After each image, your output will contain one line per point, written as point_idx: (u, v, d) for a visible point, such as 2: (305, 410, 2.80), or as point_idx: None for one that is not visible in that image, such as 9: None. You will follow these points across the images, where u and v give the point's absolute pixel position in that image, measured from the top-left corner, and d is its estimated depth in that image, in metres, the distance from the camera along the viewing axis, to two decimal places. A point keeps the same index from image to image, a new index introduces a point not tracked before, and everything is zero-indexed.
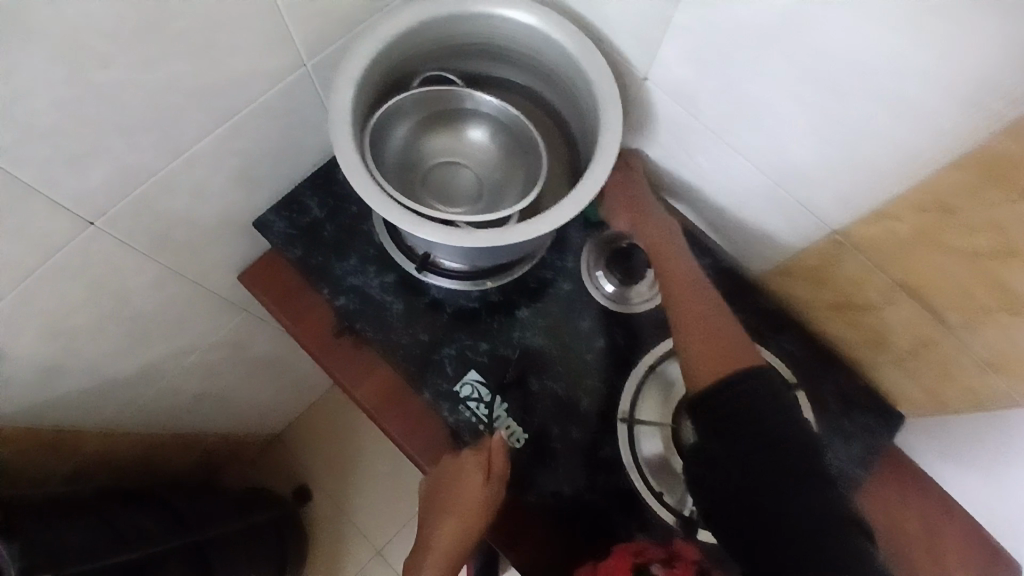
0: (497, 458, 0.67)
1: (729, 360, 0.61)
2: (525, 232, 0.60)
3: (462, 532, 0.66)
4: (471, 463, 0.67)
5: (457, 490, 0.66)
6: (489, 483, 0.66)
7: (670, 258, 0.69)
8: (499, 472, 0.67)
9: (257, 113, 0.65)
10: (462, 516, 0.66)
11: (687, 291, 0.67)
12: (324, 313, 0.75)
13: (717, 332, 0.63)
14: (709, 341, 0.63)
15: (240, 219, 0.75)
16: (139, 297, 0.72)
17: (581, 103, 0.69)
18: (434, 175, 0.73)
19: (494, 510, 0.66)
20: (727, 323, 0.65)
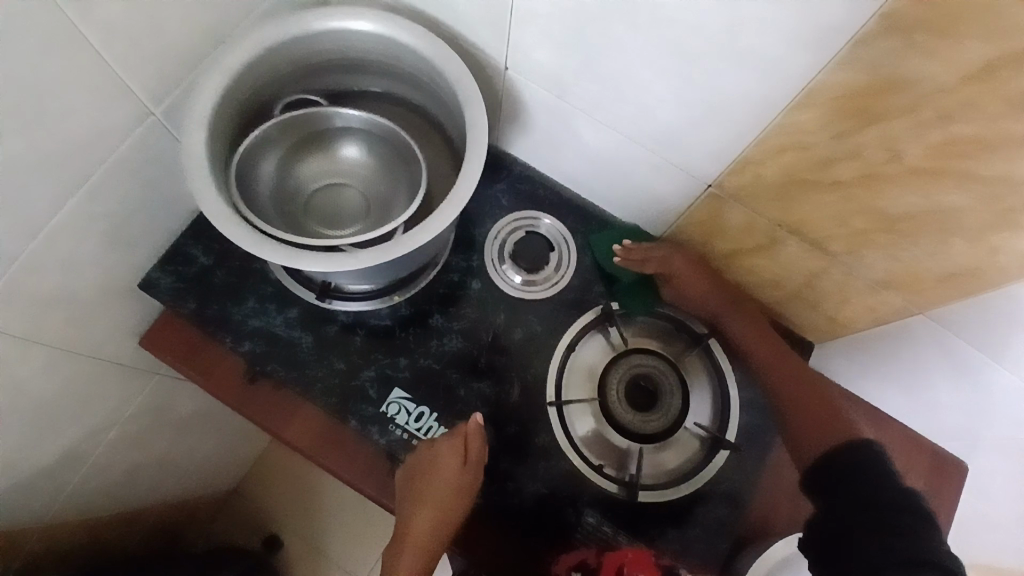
0: (475, 443, 0.67)
1: (829, 424, 0.67)
2: (412, 243, 0.59)
3: (441, 518, 0.65)
4: (448, 449, 0.67)
5: (435, 477, 0.66)
6: (468, 464, 0.66)
7: (758, 343, 0.73)
8: (479, 454, 0.67)
9: (112, 173, 0.62)
10: (439, 502, 0.65)
11: (779, 353, 0.73)
12: (233, 366, 0.73)
13: (810, 406, 0.70)
14: (811, 413, 0.69)
15: (124, 284, 0.72)
16: (35, 387, 0.68)
17: (448, 102, 0.68)
18: (317, 201, 0.71)
19: (473, 492, 0.67)
20: (827, 391, 0.71)
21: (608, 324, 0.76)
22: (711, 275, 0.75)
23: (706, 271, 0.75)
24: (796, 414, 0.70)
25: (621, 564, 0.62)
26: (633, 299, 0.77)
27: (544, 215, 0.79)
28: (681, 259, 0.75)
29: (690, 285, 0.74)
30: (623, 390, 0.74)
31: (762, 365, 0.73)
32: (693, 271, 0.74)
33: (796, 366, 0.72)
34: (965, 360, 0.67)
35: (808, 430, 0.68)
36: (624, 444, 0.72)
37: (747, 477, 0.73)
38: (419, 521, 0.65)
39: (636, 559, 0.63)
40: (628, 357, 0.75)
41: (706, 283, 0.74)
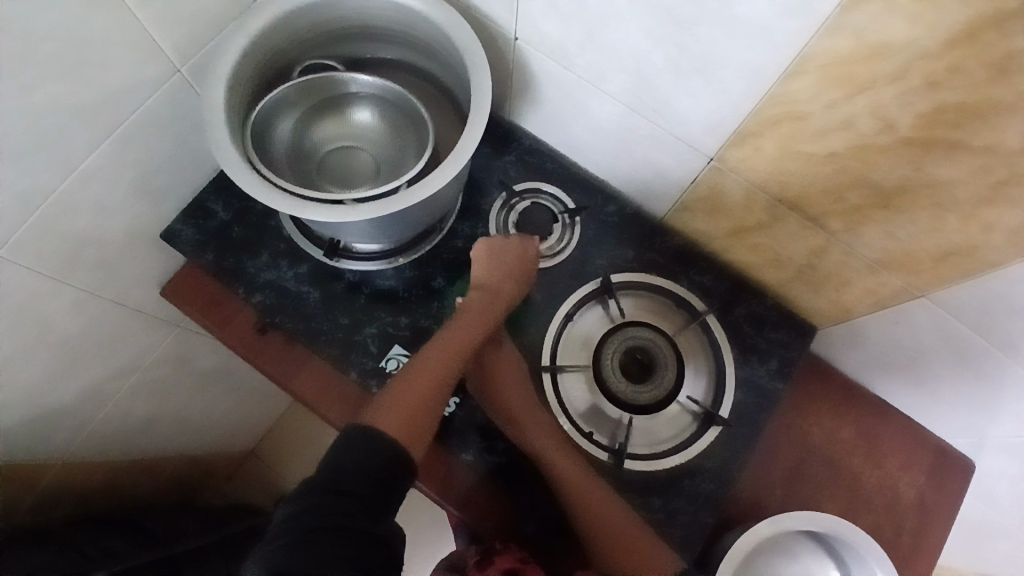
0: (525, 259, 0.73)
1: (632, 548, 0.65)
2: (413, 198, 0.62)
3: (477, 331, 0.68)
4: (499, 253, 0.72)
5: (484, 277, 0.71)
6: (512, 279, 0.71)
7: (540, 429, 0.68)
8: (522, 270, 0.72)
9: (139, 125, 0.66)
10: (480, 314, 0.69)
11: (588, 492, 0.66)
12: (246, 318, 0.77)
13: (619, 531, 0.65)
14: (625, 544, 0.65)
15: (149, 234, 0.76)
16: (62, 324, 0.73)
17: (458, 71, 0.71)
18: (330, 162, 0.74)
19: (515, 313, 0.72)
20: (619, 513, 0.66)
21: (606, 297, 0.75)
22: (510, 279, 0.71)
23: (507, 275, 0.71)
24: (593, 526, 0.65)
25: None
26: (630, 274, 0.77)
27: (547, 184, 0.81)
28: (489, 267, 0.71)
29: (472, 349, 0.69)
30: (617, 360, 0.74)
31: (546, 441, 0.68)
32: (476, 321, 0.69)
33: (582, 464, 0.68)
34: (963, 349, 0.66)
35: (625, 551, 0.65)
36: (615, 414, 0.72)
37: (738, 454, 0.72)
38: (456, 334, 0.68)
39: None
40: (625, 328, 0.74)
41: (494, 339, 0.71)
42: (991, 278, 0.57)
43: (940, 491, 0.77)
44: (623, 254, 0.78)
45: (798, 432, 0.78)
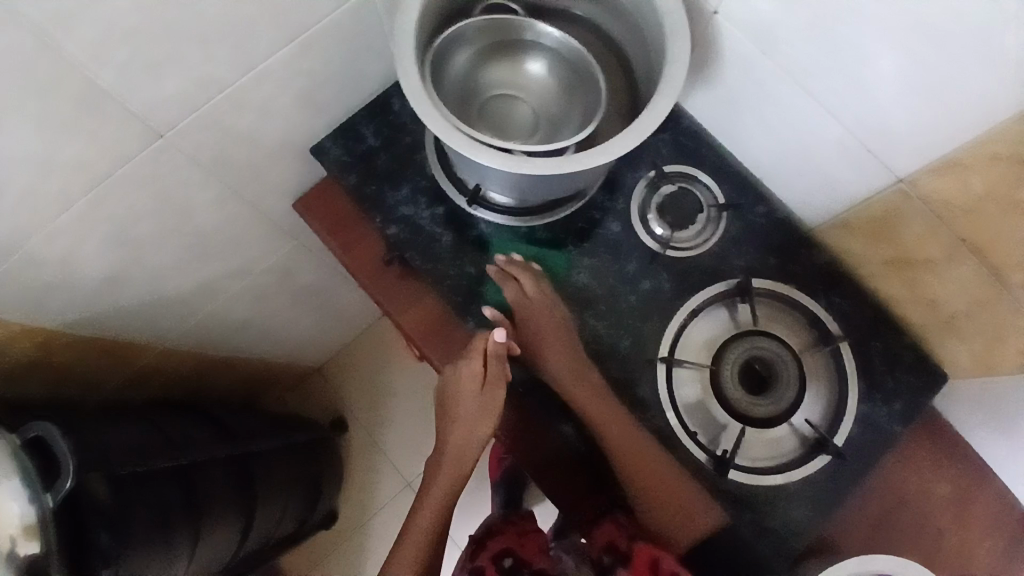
0: (494, 362, 0.70)
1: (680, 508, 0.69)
2: (584, 162, 0.59)
3: (471, 438, 0.72)
4: (469, 369, 0.70)
5: (459, 401, 0.71)
6: (486, 389, 0.70)
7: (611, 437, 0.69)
8: (495, 377, 0.70)
9: (322, 35, 0.65)
10: (475, 418, 0.71)
11: (644, 472, 0.68)
12: (371, 244, 0.78)
13: (664, 491, 0.69)
14: (671, 501, 0.69)
15: (298, 144, 0.76)
16: (203, 215, 0.75)
17: (650, 42, 0.67)
18: (491, 108, 0.72)
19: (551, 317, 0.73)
20: (663, 469, 0.68)
21: (736, 300, 0.73)
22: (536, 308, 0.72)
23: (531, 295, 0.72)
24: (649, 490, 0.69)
25: (654, 557, 0.65)
26: (769, 282, 0.74)
27: (702, 174, 0.77)
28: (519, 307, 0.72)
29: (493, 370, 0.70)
30: (736, 369, 0.71)
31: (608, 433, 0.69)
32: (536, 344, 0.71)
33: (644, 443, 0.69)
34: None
35: (670, 511, 0.69)
36: (723, 420, 0.71)
37: (837, 488, 0.71)
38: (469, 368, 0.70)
39: (671, 561, 0.65)
40: (751, 337, 0.72)
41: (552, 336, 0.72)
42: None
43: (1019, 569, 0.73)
44: (762, 261, 0.75)
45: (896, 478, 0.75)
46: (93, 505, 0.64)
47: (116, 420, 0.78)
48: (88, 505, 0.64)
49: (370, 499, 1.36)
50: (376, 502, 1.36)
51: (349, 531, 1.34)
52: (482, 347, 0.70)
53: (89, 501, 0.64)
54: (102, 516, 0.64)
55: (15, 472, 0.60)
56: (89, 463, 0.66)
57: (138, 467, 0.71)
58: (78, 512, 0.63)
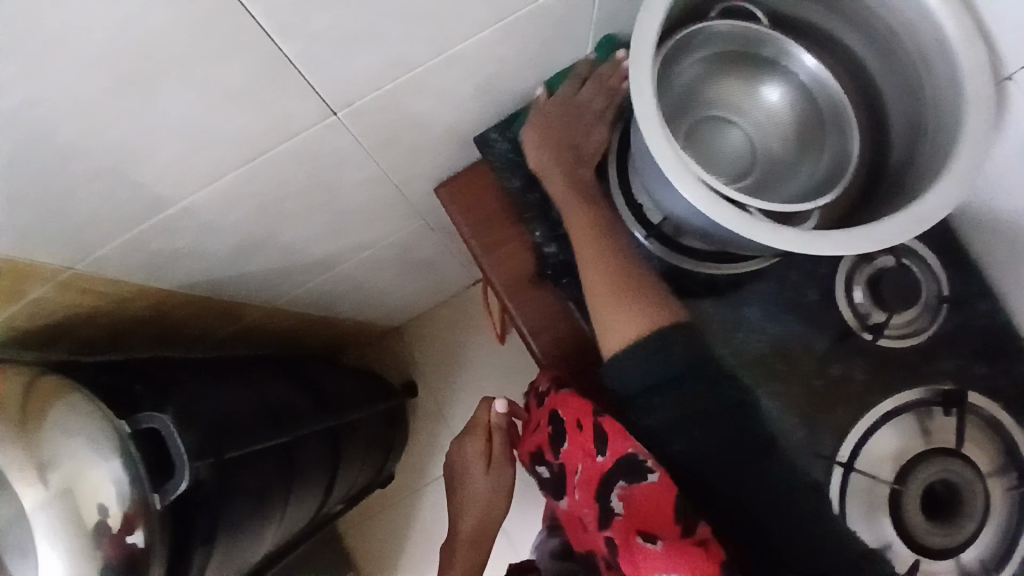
0: (499, 435, 0.74)
1: (602, 294, 0.58)
2: (836, 245, 0.47)
3: (487, 515, 0.74)
4: (475, 446, 0.73)
5: (469, 483, 0.74)
6: (493, 470, 0.73)
7: (594, 256, 0.60)
8: (501, 454, 0.74)
9: (531, 19, 0.54)
10: (485, 505, 0.73)
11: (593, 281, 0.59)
12: (524, 248, 0.68)
13: (607, 295, 0.58)
14: (605, 300, 0.58)
15: (465, 130, 0.67)
16: (347, 193, 0.67)
17: (925, 99, 0.53)
18: (705, 131, 0.61)
19: (581, 109, 0.63)
20: (600, 265, 0.59)
21: (935, 412, 0.63)
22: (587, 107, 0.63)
23: (588, 99, 0.63)
24: (617, 302, 0.57)
25: (576, 466, 0.59)
26: (980, 399, 0.63)
27: (925, 250, 0.66)
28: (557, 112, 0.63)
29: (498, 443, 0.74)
30: (920, 487, 0.63)
31: (595, 269, 0.60)
32: (564, 131, 0.63)
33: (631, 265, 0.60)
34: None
35: (604, 320, 0.58)
36: (889, 540, 0.63)
37: None
38: (471, 451, 0.73)
39: (586, 468, 0.58)
40: (943, 457, 0.63)
41: (564, 125, 0.63)
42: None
43: None
44: (972, 368, 0.64)
45: None
46: (195, 492, 0.57)
47: (228, 381, 0.72)
48: (204, 484, 0.58)
49: (427, 472, 1.31)
50: (432, 475, 1.32)
51: (401, 498, 1.32)
52: (486, 419, 0.74)
53: (192, 489, 0.57)
54: (202, 501, 0.58)
55: (113, 453, 0.53)
56: (198, 445, 0.58)
57: (243, 448, 0.64)
58: (182, 500, 0.57)
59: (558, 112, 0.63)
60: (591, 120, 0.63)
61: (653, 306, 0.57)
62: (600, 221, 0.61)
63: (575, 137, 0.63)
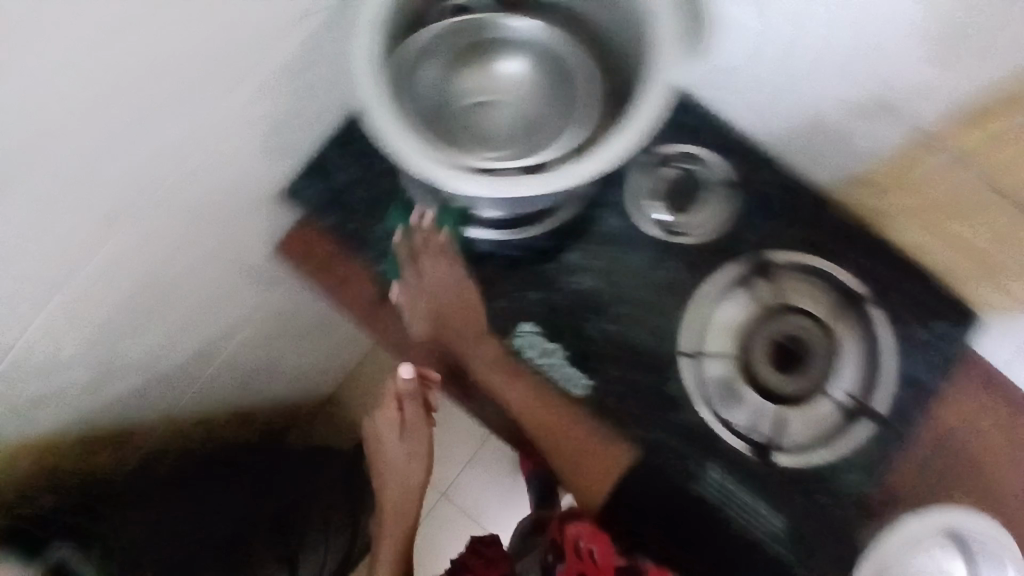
0: (408, 404, 0.77)
1: (551, 427, 0.68)
2: (573, 174, 0.55)
3: (404, 483, 0.82)
4: (389, 413, 0.79)
5: (386, 452, 0.81)
6: (405, 435, 0.80)
7: (516, 390, 0.69)
8: (414, 422, 0.79)
9: (273, 79, 0.59)
10: (403, 478, 0.82)
11: (546, 421, 0.68)
12: (362, 281, 0.72)
13: (569, 454, 0.68)
14: (546, 428, 0.68)
15: (271, 193, 0.71)
16: (182, 285, 0.70)
17: (624, 24, 0.61)
18: (463, 120, 0.64)
19: (450, 284, 0.71)
20: (567, 425, 0.68)
21: (753, 277, 0.69)
22: (443, 270, 0.71)
23: (443, 283, 0.71)
24: (550, 429, 0.68)
25: (578, 535, 0.71)
26: (789, 253, 0.69)
27: (710, 154, 0.71)
28: (423, 272, 0.71)
29: (397, 450, 0.80)
30: (764, 346, 0.70)
31: (514, 397, 0.69)
32: (434, 270, 0.71)
33: (558, 402, 0.69)
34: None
35: (574, 468, 0.68)
36: (756, 403, 0.69)
37: (886, 458, 0.68)
38: (382, 443, 0.81)
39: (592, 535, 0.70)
40: (775, 313, 0.70)
41: (435, 290, 0.70)
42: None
43: None
44: (784, 232, 0.70)
45: None
46: None
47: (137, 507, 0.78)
48: None
49: None
50: None
51: None
52: (395, 387, 0.76)
53: None
54: None
55: None
56: None
57: None
58: None
59: (431, 254, 0.71)
60: (466, 290, 0.71)
61: (603, 447, 0.69)
62: (477, 324, 0.71)
63: (455, 283, 0.71)
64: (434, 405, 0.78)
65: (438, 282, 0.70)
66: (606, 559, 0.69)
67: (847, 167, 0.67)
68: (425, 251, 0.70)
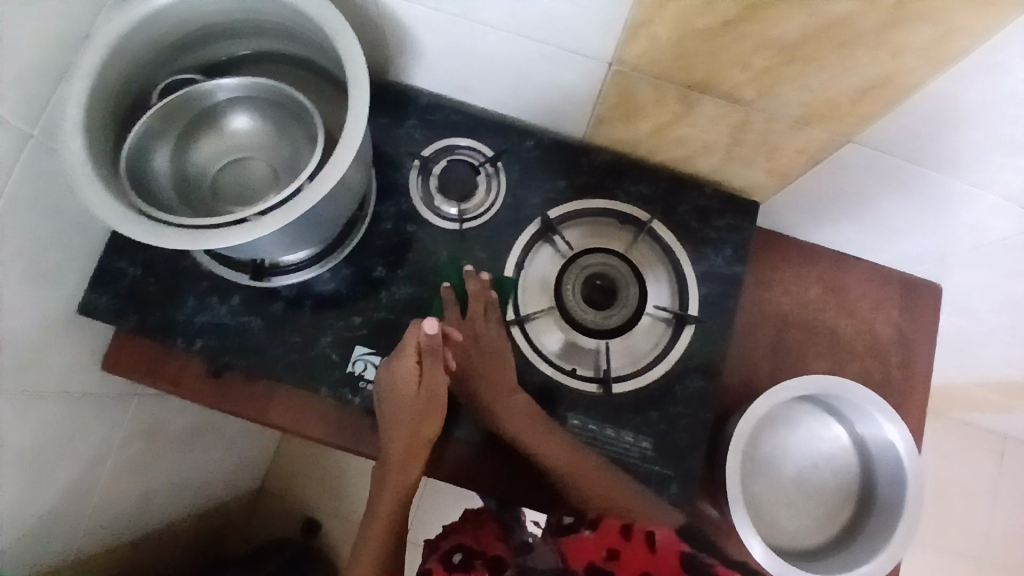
0: (429, 357, 0.67)
1: (616, 504, 0.65)
2: (311, 196, 0.57)
3: (402, 479, 0.67)
4: (407, 370, 0.66)
5: (397, 403, 0.67)
6: (426, 386, 0.67)
7: (551, 448, 0.68)
8: (434, 373, 0.67)
9: (7, 212, 0.59)
10: (402, 468, 0.67)
11: (578, 468, 0.67)
12: (196, 368, 0.74)
13: (612, 505, 0.65)
14: (616, 503, 0.65)
15: (61, 316, 0.71)
16: (13, 439, 0.68)
17: (324, 48, 0.66)
18: (224, 181, 0.69)
19: (491, 342, 0.71)
20: (608, 482, 0.66)
21: (551, 234, 0.75)
22: (478, 337, 0.71)
23: (478, 346, 0.71)
24: (606, 497, 0.65)
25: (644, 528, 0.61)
26: (566, 206, 0.77)
27: (461, 138, 0.78)
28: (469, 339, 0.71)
29: (406, 400, 0.67)
30: (579, 289, 0.75)
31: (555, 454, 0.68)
32: (481, 358, 0.71)
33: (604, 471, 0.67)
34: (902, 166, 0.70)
35: (629, 520, 0.63)
36: (592, 344, 0.74)
37: (715, 346, 0.74)
38: (404, 412, 0.67)
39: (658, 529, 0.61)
40: (579, 260, 0.75)
41: (483, 359, 0.71)
42: (923, 94, 0.55)
43: (914, 319, 0.82)
44: (553, 188, 0.77)
45: (768, 307, 0.80)
46: None
47: None
48: None
49: None
50: None
51: None
52: (416, 339, 0.66)
53: None
54: None
55: None
56: None
57: None
58: None
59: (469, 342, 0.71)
60: (501, 355, 0.71)
61: (651, 505, 0.65)
62: (542, 422, 0.69)
63: (495, 362, 0.71)
64: (450, 366, 0.70)
65: (466, 359, 0.71)
66: (659, 554, 0.58)
67: (581, 112, 0.73)
68: (473, 319, 0.71)
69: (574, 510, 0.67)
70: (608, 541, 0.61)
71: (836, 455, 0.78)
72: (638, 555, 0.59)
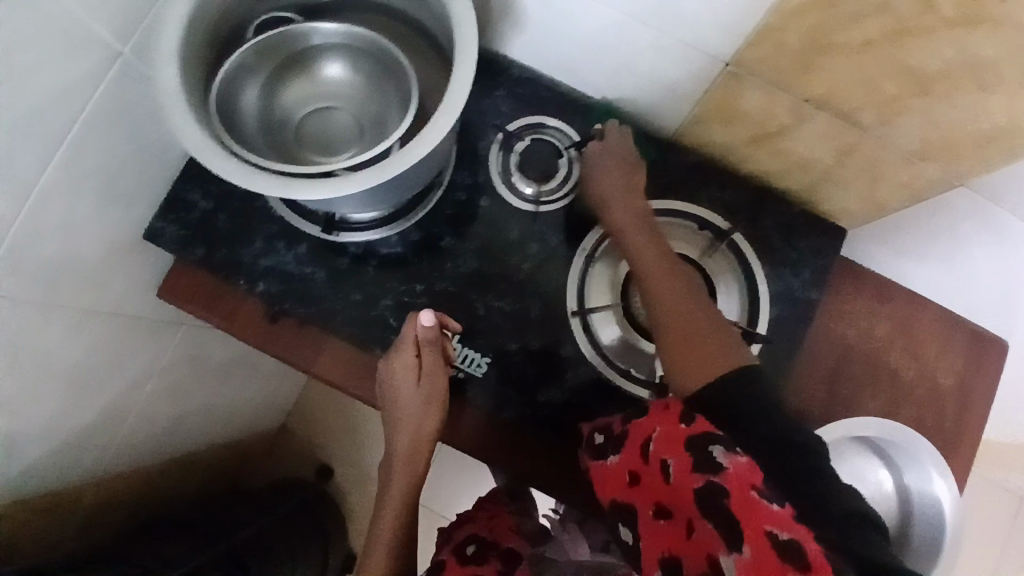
0: (427, 349, 0.66)
1: (684, 331, 0.60)
2: (405, 159, 0.55)
3: (412, 470, 0.68)
4: (404, 363, 0.66)
5: (398, 396, 0.67)
6: (424, 379, 0.66)
7: (642, 254, 0.66)
8: (434, 366, 0.66)
9: (92, 129, 0.58)
10: (410, 460, 0.68)
11: (659, 282, 0.64)
12: (253, 309, 0.74)
13: (684, 327, 0.60)
14: (686, 333, 0.60)
15: (128, 238, 0.71)
16: (65, 353, 0.68)
17: (430, 5, 0.63)
18: (307, 129, 0.67)
19: (631, 168, 0.70)
20: (693, 307, 0.61)
21: None
22: (619, 162, 0.70)
23: (617, 164, 0.70)
24: (677, 321, 0.61)
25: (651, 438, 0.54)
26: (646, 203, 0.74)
27: (549, 118, 0.75)
28: (603, 159, 0.71)
29: (406, 392, 0.66)
30: None
31: (642, 256, 0.66)
32: (609, 167, 0.70)
33: (700, 302, 0.62)
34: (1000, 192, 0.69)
35: (690, 356, 0.58)
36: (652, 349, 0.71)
37: (776, 368, 0.72)
38: (404, 409, 0.67)
39: (665, 437, 0.53)
40: None
41: (616, 169, 0.70)
42: None
43: (978, 371, 0.78)
44: None
45: (834, 337, 0.77)
46: None
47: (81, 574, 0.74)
48: None
49: None
50: None
51: None
52: (413, 333, 0.66)
53: None
54: None
55: None
56: None
57: None
58: None
59: (602, 155, 0.71)
60: (635, 172, 0.70)
61: (728, 347, 0.58)
62: (647, 236, 0.67)
63: (630, 187, 0.70)
64: (450, 356, 0.69)
65: (599, 164, 0.70)
66: (681, 476, 0.50)
67: (678, 108, 0.70)
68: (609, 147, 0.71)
69: (604, 427, 0.62)
70: (632, 464, 0.55)
71: (877, 499, 0.75)
72: (659, 483, 0.52)
